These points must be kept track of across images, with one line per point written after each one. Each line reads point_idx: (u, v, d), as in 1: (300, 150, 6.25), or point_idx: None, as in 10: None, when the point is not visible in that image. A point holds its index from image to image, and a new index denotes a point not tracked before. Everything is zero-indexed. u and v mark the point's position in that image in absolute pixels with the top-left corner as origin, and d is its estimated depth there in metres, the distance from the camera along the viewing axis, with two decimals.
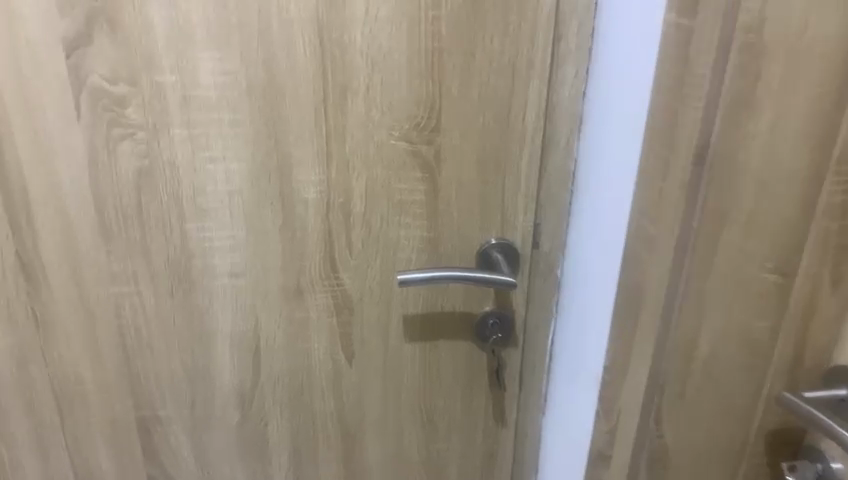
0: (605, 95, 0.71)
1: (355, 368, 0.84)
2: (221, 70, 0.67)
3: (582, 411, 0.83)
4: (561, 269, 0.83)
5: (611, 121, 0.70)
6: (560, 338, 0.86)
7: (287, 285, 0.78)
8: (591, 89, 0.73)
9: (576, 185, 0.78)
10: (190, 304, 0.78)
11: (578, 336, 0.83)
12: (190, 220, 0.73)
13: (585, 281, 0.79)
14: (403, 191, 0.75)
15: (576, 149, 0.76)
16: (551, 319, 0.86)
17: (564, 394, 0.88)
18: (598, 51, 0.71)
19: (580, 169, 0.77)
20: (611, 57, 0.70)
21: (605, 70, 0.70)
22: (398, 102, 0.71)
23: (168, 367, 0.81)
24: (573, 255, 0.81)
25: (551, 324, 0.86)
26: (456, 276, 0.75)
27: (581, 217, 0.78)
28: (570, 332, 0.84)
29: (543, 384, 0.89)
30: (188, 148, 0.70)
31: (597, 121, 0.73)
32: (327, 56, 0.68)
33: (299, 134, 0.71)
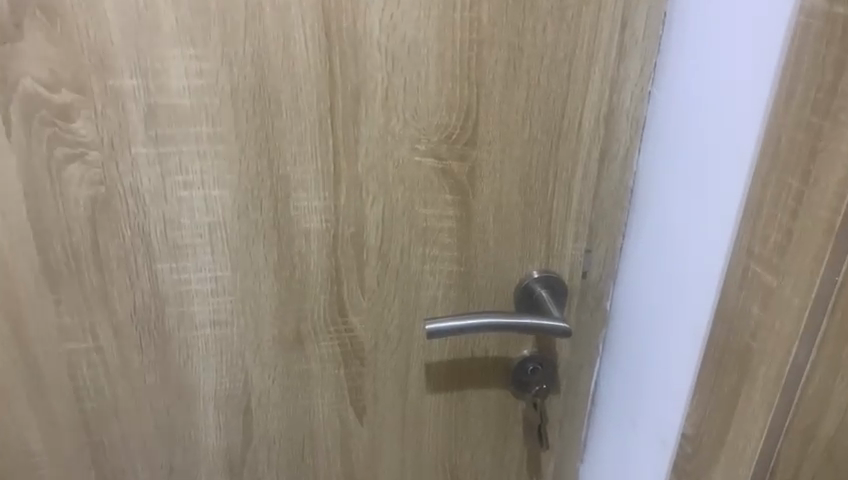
0: (677, 95, 0.57)
1: (366, 425, 0.69)
2: (197, 71, 0.51)
3: (628, 470, 0.69)
4: (612, 301, 0.70)
5: (683, 128, 0.57)
6: (604, 383, 0.73)
7: (285, 334, 0.63)
8: (658, 90, 0.59)
9: (634, 203, 0.65)
10: (163, 361, 0.62)
11: (625, 386, 0.69)
12: (160, 259, 0.58)
13: (641, 317, 0.65)
14: (429, 218, 0.60)
15: (637, 161, 0.63)
16: (597, 358, 0.72)
17: (604, 448, 0.74)
18: (670, 43, 0.57)
19: (640, 188, 0.63)
20: (682, 53, 0.56)
21: (679, 66, 0.56)
22: (425, 110, 0.56)
23: (137, 435, 0.65)
24: (627, 288, 0.67)
25: (597, 364, 0.73)
26: (493, 324, 0.60)
27: (640, 244, 0.65)
28: (617, 377, 0.70)
29: (584, 431, 0.76)
30: (156, 171, 0.54)
31: (663, 132, 0.59)
32: (335, 52, 0.52)
33: (299, 151, 0.55)
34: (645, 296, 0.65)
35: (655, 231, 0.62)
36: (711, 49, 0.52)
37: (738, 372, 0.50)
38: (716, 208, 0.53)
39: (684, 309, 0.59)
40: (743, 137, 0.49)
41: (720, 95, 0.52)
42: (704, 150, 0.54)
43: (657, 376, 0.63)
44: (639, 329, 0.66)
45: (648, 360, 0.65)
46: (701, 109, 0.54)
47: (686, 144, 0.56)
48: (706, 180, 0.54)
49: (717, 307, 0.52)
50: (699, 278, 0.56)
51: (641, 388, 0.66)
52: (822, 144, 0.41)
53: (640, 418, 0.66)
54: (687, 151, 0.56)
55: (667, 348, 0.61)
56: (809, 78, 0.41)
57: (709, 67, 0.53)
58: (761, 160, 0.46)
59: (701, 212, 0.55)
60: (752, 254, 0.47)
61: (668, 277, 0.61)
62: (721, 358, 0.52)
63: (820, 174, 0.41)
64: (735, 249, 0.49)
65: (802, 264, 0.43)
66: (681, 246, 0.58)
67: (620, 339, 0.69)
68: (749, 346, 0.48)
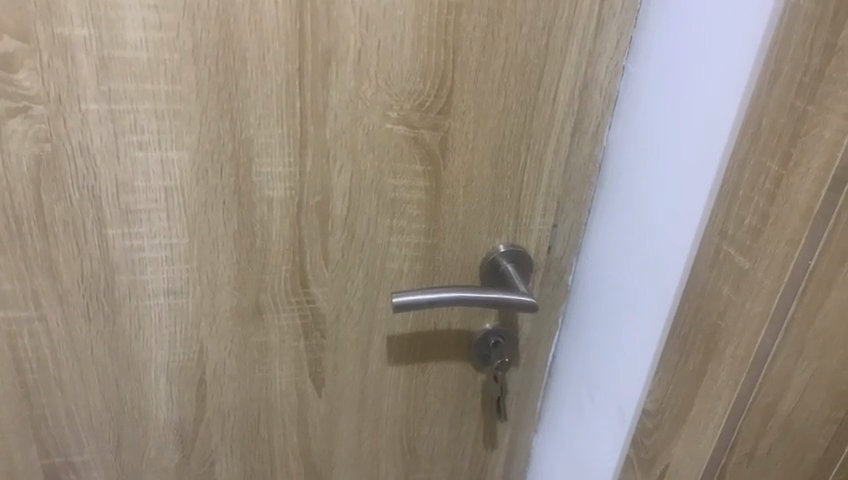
0: (651, 70, 0.56)
1: (325, 398, 0.68)
2: (155, 22, 0.47)
3: (583, 436, 0.70)
4: (574, 274, 0.70)
5: (656, 102, 0.56)
6: (563, 356, 0.73)
7: (243, 305, 0.60)
8: (633, 66, 0.58)
9: (602, 176, 0.64)
10: (113, 331, 0.59)
11: (584, 360, 0.70)
12: (111, 225, 0.54)
13: (604, 290, 0.66)
14: (398, 188, 0.58)
15: (608, 134, 0.62)
16: (557, 330, 0.73)
17: (560, 421, 0.74)
18: (648, 15, 0.56)
19: (610, 163, 0.63)
20: (661, 29, 0.55)
21: (656, 40, 0.55)
22: (398, 75, 0.53)
23: (82, 408, 0.62)
24: (591, 263, 0.67)
25: (556, 336, 0.73)
26: (461, 297, 0.59)
27: (608, 221, 0.64)
28: (577, 351, 0.71)
29: (539, 401, 0.77)
30: (108, 130, 0.50)
31: (636, 107, 0.59)
32: (307, 10, 0.49)
33: (264, 114, 0.52)
34: (609, 272, 0.65)
35: (623, 207, 0.62)
36: (689, 26, 0.52)
37: (704, 350, 0.50)
38: (687, 188, 0.53)
39: (648, 284, 0.59)
40: (716, 117, 0.49)
41: (696, 74, 0.51)
42: (677, 128, 0.54)
43: (618, 352, 0.64)
44: (602, 301, 0.66)
45: (609, 332, 0.65)
46: (676, 87, 0.54)
47: (660, 122, 0.56)
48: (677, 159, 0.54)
49: (685, 286, 0.53)
50: (665, 255, 0.56)
51: (601, 364, 0.67)
52: (806, 127, 0.41)
53: (599, 393, 0.67)
54: (659, 129, 0.56)
55: (630, 325, 0.62)
56: (795, 59, 0.41)
57: (686, 45, 0.52)
58: (740, 141, 0.46)
59: (670, 190, 0.55)
60: (726, 235, 0.47)
61: (633, 254, 0.61)
62: (687, 336, 0.52)
63: (800, 159, 0.41)
64: (708, 229, 0.49)
65: (777, 247, 0.43)
66: (648, 222, 0.59)
67: (582, 314, 0.70)
68: (717, 325, 0.49)
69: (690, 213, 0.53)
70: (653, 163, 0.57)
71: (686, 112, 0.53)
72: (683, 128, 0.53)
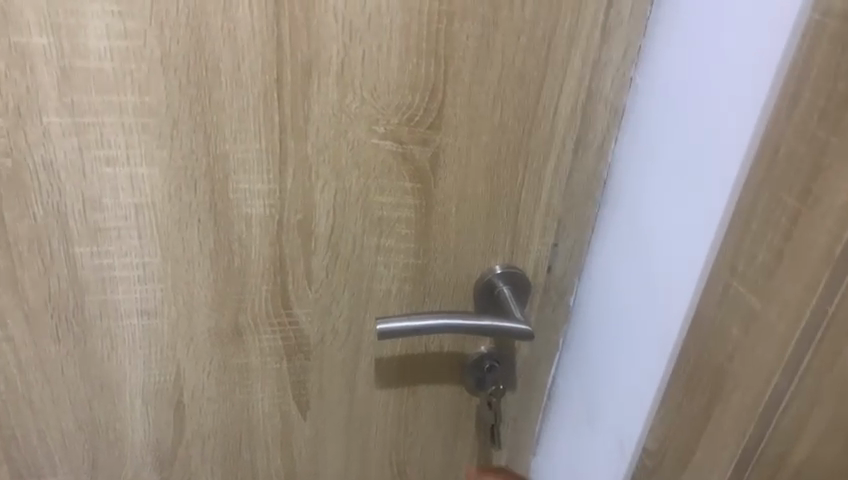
0: (661, 82, 0.52)
1: (310, 421, 0.64)
2: (120, 31, 0.44)
3: (583, 465, 0.66)
4: (576, 294, 0.66)
5: (666, 118, 0.52)
6: (563, 376, 0.69)
7: (221, 326, 0.57)
8: (642, 75, 0.54)
9: (606, 193, 0.60)
10: (84, 352, 0.56)
11: (585, 382, 0.66)
12: (79, 243, 0.51)
13: (608, 313, 0.62)
14: (386, 206, 0.55)
15: (613, 149, 0.58)
16: (557, 352, 0.69)
17: (559, 444, 0.71)
18: (659, 23, 0.52)
19: (614, 179, 0.59)
20: (671, 34, 0.50)
21: (666, 50, 0.51)
22: (385, 88, 0.49)
23: (55, 429, 0.59)
24: (593, 282, 0.63)
25: (556, 357, 0.69)
26: (451, 325, 0.55)
27: (612, 239, 0.60)
28: (577, 373, 0.67)
29: (538, 424, 0.73)
30: (72, 144, 0.47)
31: (644, 118, 0.54)
32: (285, 18, 0.45)
33: (240, 128, 0.49)
34: (612, 294, 0.61)
35: (627, 225, 0.58)
36: (702, 37, 0.47)
37: (710, 393, 0.46)
38: (696, 210, 0.49)
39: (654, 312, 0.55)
40: (730, 139, 0.45)
41: (708, 87, 0.47)
42: (686, 144, 0.50)
43: (620, 379, 0.60)
44: (606, 325, 0.62)
45: (612, 358, 0.61)
46: (687, 100, 0.49)
47: (669, 139, 0.52)
48: (686, 179, 0.50)
49: (691, 321, 0.49)
50: (673, 283, 0.52)
51: (602, 388, 0.63)
52: (827, 160, 0.36)
53: (600, 419, 0.63)
54: (669, 146, 0.52)
55: (633, 351, 0.58)
56: (817, 84, 0.37)
57: (699, 58, 0.48)
58: (754, 169, 0.42)
59: (677, 211, 0.51)
60: (736, 271, 0.43)
61: (639, 279, 0.56)
62: (692, 375, 0.48)
63: (820, 196, 0.37)
64: (717, 262, 0.45)
65: (791, 289, 0.39)
66: (654, 245, 0.54)
67: (584, 335, 0.66)
68: (724, 367, 0.45)
69: (699, 238, 0.49)
70: (660, 180, 0.53)
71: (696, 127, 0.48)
72: (693, 145, 0.49)
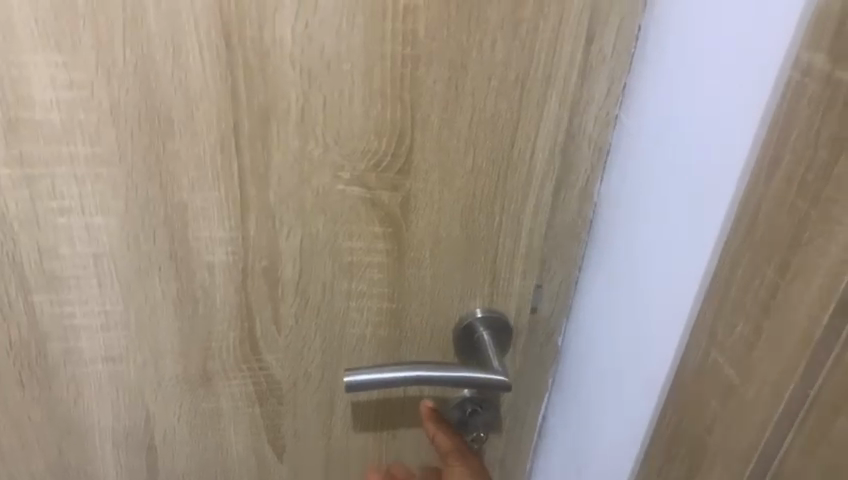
0: (645, 124, 0.48)
1: (287, 462, 0.63)
2: (66, 81, 0.42)
3: None
4: (564, 335, 0.63)
5: (650, 162, 0.48)
6: (553, 414, 0.66)
7: (190, 371, 0.56)
8: (627, 111, 0.50)
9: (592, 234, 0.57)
10: (49, 398, 0.55)
11: (574, 424, 0.63)
12: (37, 291, 0.50)
13: (595, 360, 0.58)
14: (355, 250, 0.52)
15: (598, 190, 0.54)
16: (545, 393, 0.66)
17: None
18: (643, 61, 0.48)
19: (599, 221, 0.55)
20: (658, 69, 0.46)
21: (651, 91, 0.47)
22: (349, 133, 0.47)
23: (25, 472, 0.58)
24: (581, 321, 0.60)
25: (545, 398, 0.66)
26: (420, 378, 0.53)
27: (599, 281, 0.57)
28: (567, 414, 0.64)
29: (528, 462, 0.71)
30: (24, 195, 0.46)
31: (630, 156, 0.51)
32: (238, 64, 0.43)
33: (198, 176, 0.47)
34: (599, 340, 0.57)
35: (613, 267, 0.54)
36: (686, 82, 0.44)
37: (689, 463, 0.43)
38: (678, 262, 0.45)
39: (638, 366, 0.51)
40: (713, 195, 0.41)
41: (692, 131, 0.43)
42: (670, 189, 0.46)
43: (606, 428, 0.57)
44: (592, 372, 0.59)
45: (599, 408, 0.58)
46: (671, 147, 0.46)
47: (653, 185, 0.48)
48: (669, 227, 0.46)
49: (673, 384, 0.46)
50: (656, 339, 0.49)
51: (590, 434, 0.60)
52: (807, 235, 0.33)
53: (588, 465, 0.60)
54: (652, 193, 0.48)
55: (617, 401, 0.55)
56: (798, 150, 0.33)
57: (682, 104, 0.44)
58: (735, 233, 0.38)
59: (661, 259, 0.48)
60: (715, 340, 0.40)
61: (624, 329, 0.53)
62: (672, 442, 0.45)
63: (800, 272, 0.34)
64: (697, 326, 0.42)
65: (770, 368, 0.36)
66: (638, 296, 0.51)
67: (572, 379, 0.63)
68: (702, 440, 0.42)
69: (680, 292, 0.46)
70: (644, 225, 0.49)
71: (680, 173, 0.45)
72: (676, 191, 0.45)
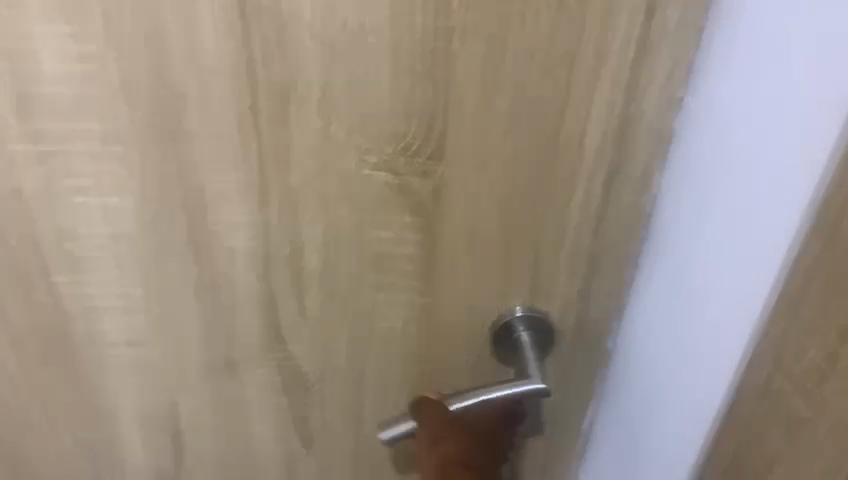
0: (718, 112, 0.42)
1: (315, 455, 0.60)
2: (75, 55, 0.40)
3: None
4: (616, 341, 0.57)
5: (721, 157, 0.42)
6: (603, 417, 0.61)
7: (214, 358, 0.53)
8: (694, 91, 0.43)
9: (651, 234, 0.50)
10: (75, 378, 0.54)
11: (627, 434, 0.57)
12: (58, 272, 0.48)
13: (651, 374, 0.52)
14: (383, 241, 0.48)
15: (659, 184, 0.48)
16: (595, 402, 0.60)
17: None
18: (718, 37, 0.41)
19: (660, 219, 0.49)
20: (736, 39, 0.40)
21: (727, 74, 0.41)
22: (376, 114, 0.43)
23: (55, 449, 0.58)
24: (635, 329, 0.54)
25: (594, 408, 0.61)
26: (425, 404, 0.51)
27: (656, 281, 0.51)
28: (620, 420, 0.58)
29: (576, 471, 0.65)
30: (40, 173, 0.44)
31: (696, 140, 0.44)
32: (255, 38, 0.40)
33: (216, 157, 0.44)
34: (655, 352, 0.51)
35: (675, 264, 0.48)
36: (769, 64, 0.37)
37: None
38: (747, 265, 0.39)
39: (698, 387, 0.46)
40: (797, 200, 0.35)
41: (773, 113, 0.37)
42: (742, 181, 0.40)
43: (660, 442, 0.51)
44: (648, 385, 0.53)
45: (654, 426, 0.52)
46: (746, 140, 0.39)
47: (723, 183, 0.41)
48: (739, 225, 0.40)
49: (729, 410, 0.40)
50: (720, 360, 0.43)
51: (645, 450, 0.54)
52: None
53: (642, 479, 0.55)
54: (723, 193, 0.42)
55: (673, 414, 0.49)
56: None
57: (765, 89, 0.37)
58: (809, 243, 0.32)
59: (729, 264, 0.41)
60: (782, 365, 0.34)
61: (684, 343, 0.47)
62: (726, 474, 0.40)
63: None
64: (760, 346, 0.37)
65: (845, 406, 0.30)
66: (702, 308, 0.45)
67: (624, 390, 0.57)
68: (761, 476, 0.36)
69: (748, 300, 0.40)
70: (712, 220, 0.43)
71: (755, 163, 0.38)
72: (750, 183, 0.39)
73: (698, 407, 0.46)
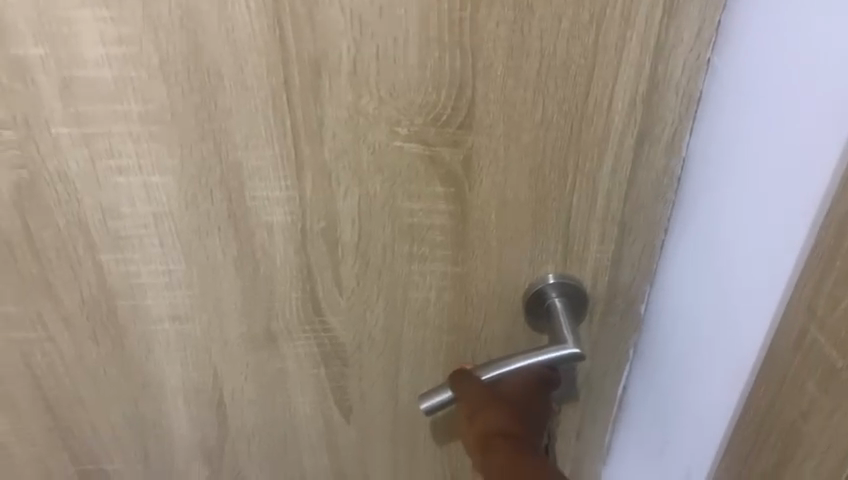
0: (748, 65, 0.41)
1: (354, 425, 0.62)
2: (114, 37, 0.41)
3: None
4: (647, 304, 0.56)
5: (752, 111, 0.41)
6: (634, 383, 0.61)
7: (254, 331, 0.55)
8: (720, 50, 0.43)
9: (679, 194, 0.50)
10: (122, 353, 0.56)
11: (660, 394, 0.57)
12: (103, 251, 0.50)
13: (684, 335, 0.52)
14: (415, 212, 0.49)
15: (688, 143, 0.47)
16: (626, 365, 0.60)
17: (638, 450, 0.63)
18: None
19: (689, 179, 0.48)
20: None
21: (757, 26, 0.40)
22: (405, 85, 0.43)
23: (105, 422, 0.61)
24: (667, 292, 0.54)
25: (625, 370, 0.61)
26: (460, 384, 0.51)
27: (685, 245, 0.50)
28: (651, 384, 0.58)
29: (608, 433, 0.66)
30: (83, 154, 0.46)
31: (724, 101, 0.44)
32: (285, 13, 0.41)
33: (251, 133, 0.45)
34: (688, 313, 0.51)
35: (704, 227, 0.48)
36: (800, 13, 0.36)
37: (779, 454, 0.39)
38: (777, 222, 0.39)
39: (732, 345, 0.45)
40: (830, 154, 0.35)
41: (802, 69, 0.36)
42: (774, 138, 0.39)
43: (695, 403, 0.51)
44: (681, 346, 0.53)
45: (687, 387, 0.53)
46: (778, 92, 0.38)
47: (755, 138, 0.41)
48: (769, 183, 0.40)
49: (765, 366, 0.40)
50: (754, 318, 0.43)
51: (679, 409, 0.54)
52: None
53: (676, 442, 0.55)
54: (755, 148, 0.41)
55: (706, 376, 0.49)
56: None
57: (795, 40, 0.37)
58: (842, 196, 0.32)
59: (763, 219, 0.41)
60: (816, 317, 0.35)
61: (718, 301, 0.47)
62: (762, 432, 0.40)
63: None
64: (795, 302, 0.37)
65: None
66: (735, 266, 0.44)
67: (656, 352, 0.57)
68: (797, 428, 0.37)
69: (779, 259, 0.39)
70: (742, 181, 0.43)
71: (787, 119, 0.38)
72: (781, 140, 0.39)
73: (733, 366, 0.46)
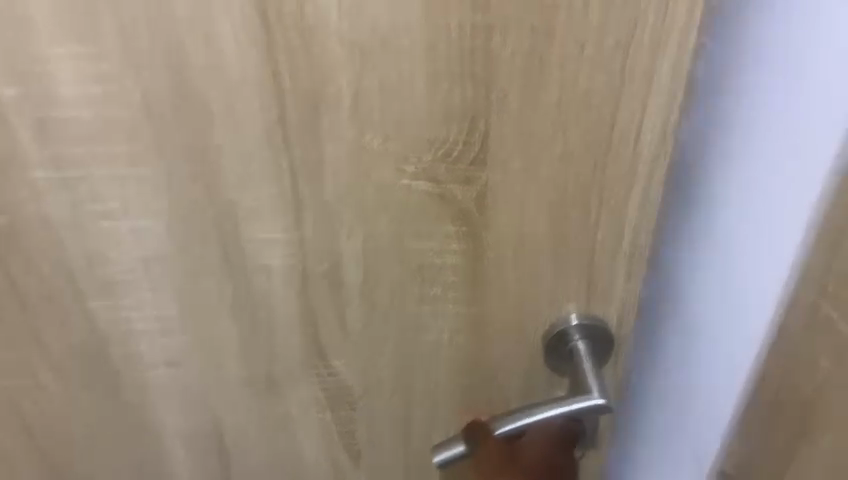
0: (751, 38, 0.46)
1: (364, 468, 0.58)
2: (92, 76, 0.38)
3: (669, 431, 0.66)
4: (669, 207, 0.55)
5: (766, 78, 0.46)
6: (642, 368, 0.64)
7: (255, 376, 0.52)
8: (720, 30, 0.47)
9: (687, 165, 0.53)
10: (116, 400, 0.53)
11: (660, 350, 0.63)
12: (91, 297, 0.47)
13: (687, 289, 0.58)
14: (427, 252, 0.45)
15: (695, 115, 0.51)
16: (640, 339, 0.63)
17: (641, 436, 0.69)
18: None
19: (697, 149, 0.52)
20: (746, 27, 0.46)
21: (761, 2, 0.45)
22: (411, 120, 0.40)
23: (102, 468, 0.57)
24: (680, 193, 0.54)
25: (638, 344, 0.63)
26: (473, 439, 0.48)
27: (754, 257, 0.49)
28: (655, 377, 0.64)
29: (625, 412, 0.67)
30: (65, 198, 0.42)
31: (724, 73, 0.48)
32: (278, 47, 0.37)
33: (245, 173, 0.41)
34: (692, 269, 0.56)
35: (699, 228, 0.54)
36: None
37: None
38: (822, 114, 0.43)
39: (756, 284, 0.52)
40: None
41: None
42: (800, 97, 0.45)
43: (714, 346, 0.57)
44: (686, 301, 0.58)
45: (701, 335, 0.58)
46: (791, 59, 0.44)
47: (768, 101, 0.47)
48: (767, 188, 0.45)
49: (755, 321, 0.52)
50: (780, 206, 0.48)
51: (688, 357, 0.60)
52: None
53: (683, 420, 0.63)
54: (770, 109, 0.47)
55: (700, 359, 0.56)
56: None
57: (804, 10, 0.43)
58: None
59: (787, 167, 0.47)
60: None
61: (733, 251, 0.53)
62: None
63: None
64: None
65: None
66: (752, 214, 0.50)
67: (666, 315, 0.60)
68: None
69: (730, 239, 0.53)
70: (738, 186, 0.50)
71: (816, 81, 0.43)
72: (809, 102, 0.44)
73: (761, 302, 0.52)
